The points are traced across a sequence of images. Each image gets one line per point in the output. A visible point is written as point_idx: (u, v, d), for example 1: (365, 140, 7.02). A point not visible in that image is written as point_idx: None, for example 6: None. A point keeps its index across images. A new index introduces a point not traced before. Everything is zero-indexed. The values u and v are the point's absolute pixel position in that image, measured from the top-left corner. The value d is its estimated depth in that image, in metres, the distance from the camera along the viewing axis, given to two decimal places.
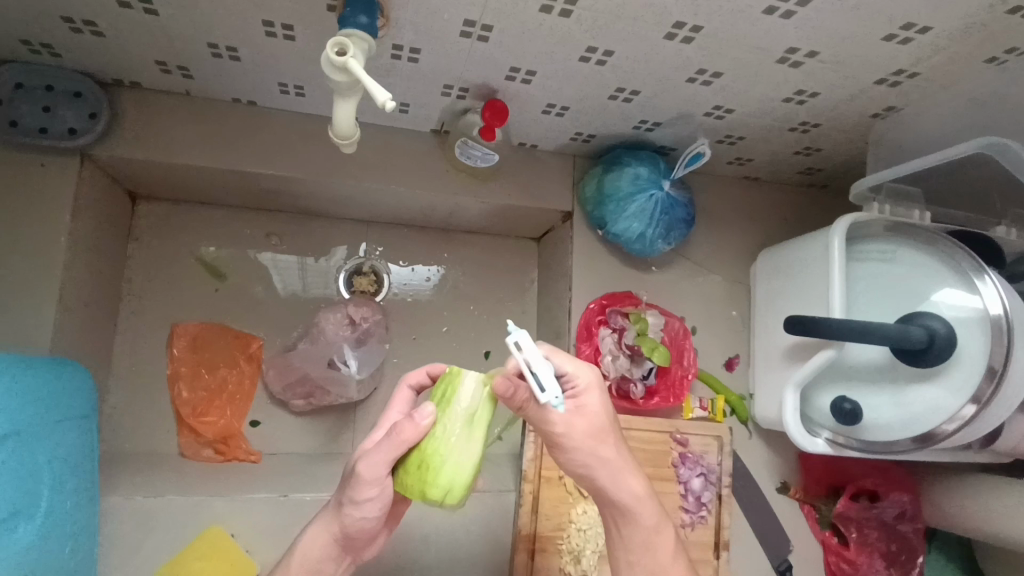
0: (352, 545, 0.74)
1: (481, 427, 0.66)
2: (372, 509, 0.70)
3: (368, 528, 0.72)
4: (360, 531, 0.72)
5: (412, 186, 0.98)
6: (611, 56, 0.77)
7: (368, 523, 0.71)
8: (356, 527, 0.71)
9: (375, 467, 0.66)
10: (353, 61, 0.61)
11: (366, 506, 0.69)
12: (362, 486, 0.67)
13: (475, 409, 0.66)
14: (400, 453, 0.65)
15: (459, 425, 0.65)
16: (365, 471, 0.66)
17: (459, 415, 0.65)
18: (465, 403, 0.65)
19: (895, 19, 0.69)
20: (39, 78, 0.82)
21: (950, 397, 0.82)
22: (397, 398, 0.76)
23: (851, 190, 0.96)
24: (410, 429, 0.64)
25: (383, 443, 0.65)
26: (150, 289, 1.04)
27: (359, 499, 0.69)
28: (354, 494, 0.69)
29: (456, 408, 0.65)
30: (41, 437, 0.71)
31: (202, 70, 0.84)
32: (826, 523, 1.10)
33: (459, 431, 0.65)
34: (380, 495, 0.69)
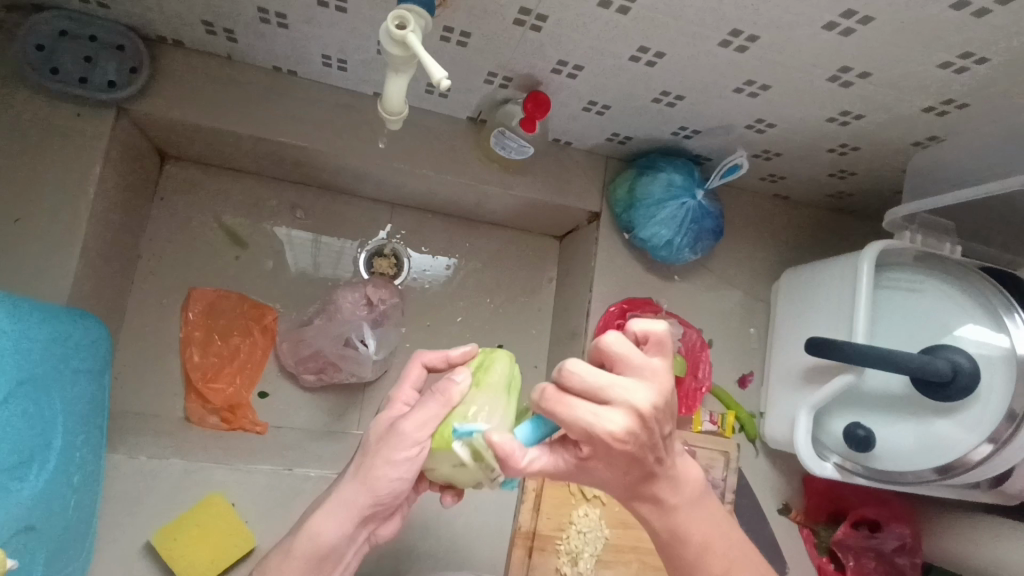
0: (372, 518, 0.66)
1: (514, 396, 0.66)
2: (409, 471, 0.61)
3: (398, 494, 0.63)
4: (390, 499, 0.63)
5: (444, 172, 0.97)
6: (661, 58, 0.77)
7: (400, 488, 0.62)
8: (385, 495, 0.62)
9: (422, 422, 0.59)
10: (412, 35, 0.61)
11: (401, 468, 0.60)
12: (402, 444, 0.59)
13: (508, 379, 0.67)
14: (445, 411, 0.60)
15: (498, 388, 0.65)
16: (410, 426, 0.59)
17: (499, 386, 0.65)
18: (503, 376, 0.66)
19: (954, 46, 0.68)
20: (82, 28, 0.81)
21: (968, 433, 0.82)
22: (409, 375, 0.68)
23: (885, 219, 0.96)
24: (454, 386, 0.61)
25: (428, 398, 0.60)
26: (170, 250, 1.03)
27: (396, 458, 0.60)
28: (392, 454, 0.60)
29: (494, 374, 0.65)
30: (56, 386, 0.71)
31: (248, 34, 0.83)
32: (823, 549, 1.09)
33: (498, 393, 0.64)
34: (419, 457, 0.60)
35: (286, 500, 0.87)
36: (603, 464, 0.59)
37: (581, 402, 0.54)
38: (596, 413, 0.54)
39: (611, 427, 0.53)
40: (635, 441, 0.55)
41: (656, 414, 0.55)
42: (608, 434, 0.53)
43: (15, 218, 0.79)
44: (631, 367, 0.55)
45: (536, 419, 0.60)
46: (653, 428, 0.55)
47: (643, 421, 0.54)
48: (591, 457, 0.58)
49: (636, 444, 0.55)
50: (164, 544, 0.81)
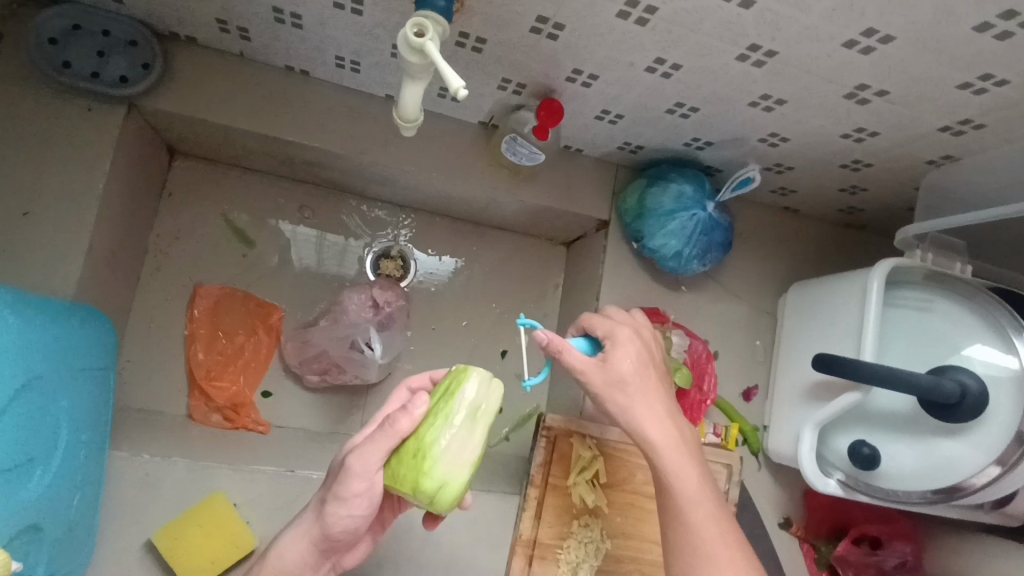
0: (334, 549, 0.73)
1: (484, 425, 0.64)
2: (359, 507, 0.67)
3: (353, 529, 0.69)
4: (343, 534, 0.70)
5: (454, 176, 0.97)
6: (677, 69, 0.76)
7: (353, 522, 0.69)
8: (339, 529, 0.69)
9: (367, 462, 0.63)
10: (430, 43, 0.60)
11: (352, 504, 0.66)
12: (351, 480, 0.65)
13: (480, 404, 0.64)
14: (394, 445, 0.63)
15: (464, 419, 0.63)
16: (356, 464, 0.64)
17: (461, 410, 0.63)
18: (468, 398, 0.64)
19: (974, 67, 0.68)
20: (95, 22, 0.81)
21: (975, 455, 0.81)
22: (395, 399, 0.76)
23: (896, 237, 0.95)
24: (405, 420, 0.63)
25: (377, 433, 0.63)
26: (177, 246, 1.03)
27: (346, 495, 0.66)
28: (342, 489, 0.66)
29: (459, 401, 0.64)
30: (61, 383, 0.70)
31: (262, 34, 0.83)
32: (823, 564, 1.09)
33: (462, 424, 0.63)
34: (369, 492, 0.66)
35: (287, 502, 0.86)
36: (627, 364, 0.73)
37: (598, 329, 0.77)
38: (609, 323, 0.77)
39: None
40: (616, 372, 0.73)
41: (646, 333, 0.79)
42: (585, 368, 0.73)
43: (24, 212, 0.78)
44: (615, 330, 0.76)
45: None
46: (647, 345, 0.77)
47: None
48: (620, 359, 0.74)
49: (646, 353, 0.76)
50: (167, 544, 0.81)
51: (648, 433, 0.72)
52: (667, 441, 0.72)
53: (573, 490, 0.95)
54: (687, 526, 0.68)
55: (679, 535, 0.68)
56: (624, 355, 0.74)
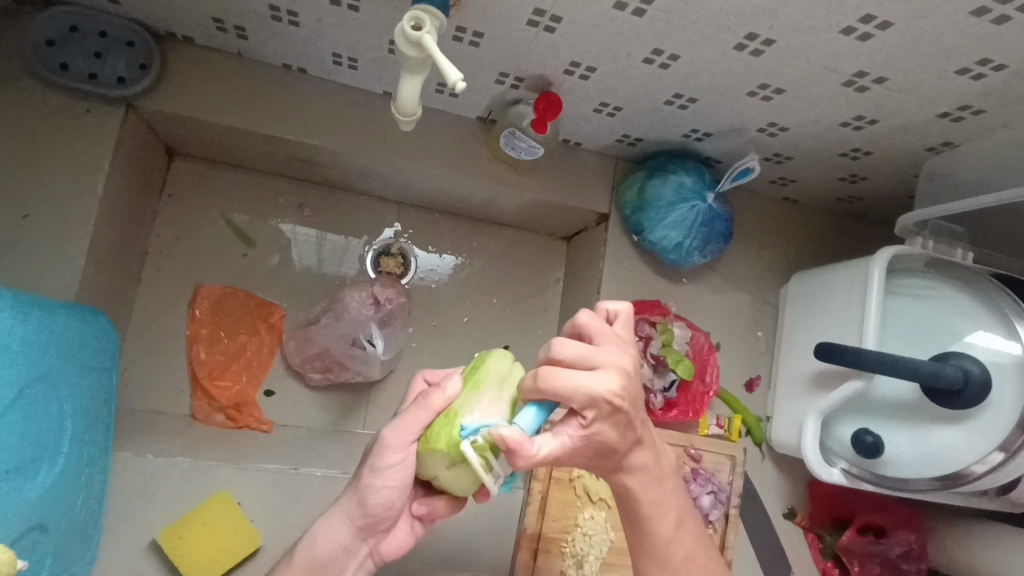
0: (372, 530, 0.69)
1: (515, 396, 0.63)
2: (397, 479, 0.65)
3: (391, 504, 0.66)
4: (380, 510, 0.66)
5: (453, 172, 0.97)
6: (675, 60, 0.76)
7: (391, 496, 0.66)
8: (375, 504, 0.66)
9: (403, 435, 0.62)
10: (427, 37, 0.60)
11: (387, 476, 0.64)
12: (387, 452, 0.63)
13: (509, 378, 0.64)
14: (429, 419, 0.62)
15: (495, 389, 0.62)
16: (392, 437, 0.62)
17: (490, 383, 0.62)
18: (494, 373, 0.64)
19: (973, 52, 0.68)
20: (92, 24, 0.80)
21: (977, 441, 0.81)
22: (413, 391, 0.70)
23: (896, 225, 0.96)
24: (438, 394, 0.62)
25: (411, 408, 0.63)
26: (177, 247, 1.03)
27: (382, 469, 0.64)
28: (378, 461, 0.64)
29: (487, 375, 0.63)
30: (64, 384, 0.71)
31: (258, 31, 0.82)
32: (828, 554, 1.10)
33: (494, 393, 0.62)
34: (407, 464, 0.64)
35: (292, 500, 0.86)
36: (608, 425, 0.59)
37: (573, 388, 0.55)
38: (586, 379, 0.55)
39: (608, 387, 0.56)
40: (606, 440, 0.60)
41: (631, 375, 0.58)
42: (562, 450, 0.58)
43: (23, 214, 0.78)
44: (597, 361, 0.57)
45: (535, 404, 0.57)
46: (633, 392, 0.58)
47: (628, 376, 0.58)
48: (600, 425, 0.58)
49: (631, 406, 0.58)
50: (170, 544, 0.81)
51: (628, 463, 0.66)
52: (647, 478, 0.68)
53: (578, 482, 0.96)
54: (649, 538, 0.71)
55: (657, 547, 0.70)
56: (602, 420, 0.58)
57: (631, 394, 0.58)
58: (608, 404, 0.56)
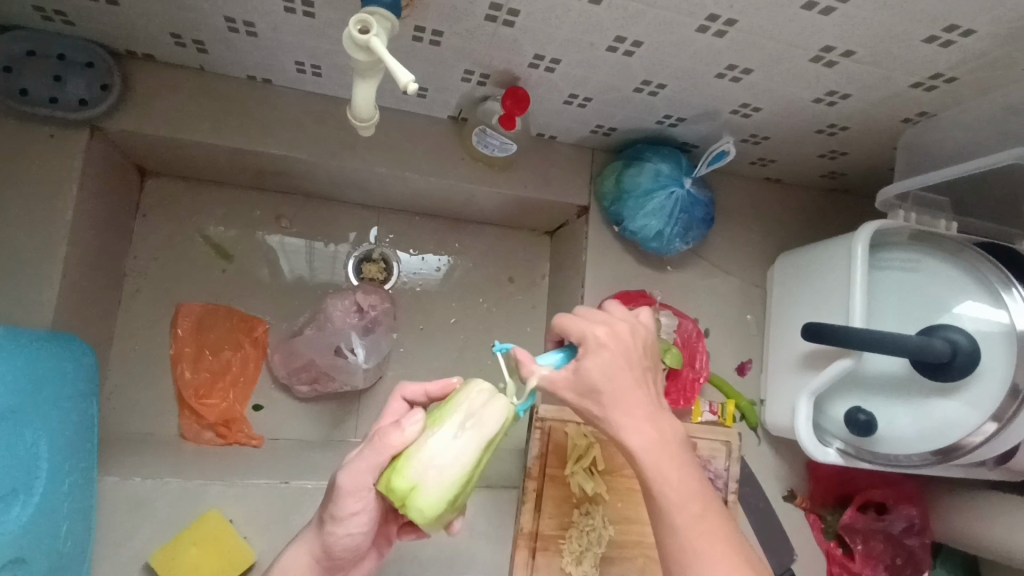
0: (340, 566, 0.72)
1: (473, 444, 0.62)
2: (358, 525, 0.68)
3: (353, 546, 0.70)
4: (345, 551, 0.70)
5: (427, 174, 0.96)
6: (639, 46, 0.75)
7: (351, 541, 0.69)
8: (339, 546, 0.69)
9: (361, 479, 0.64)
10: (375, 40, 0.59)
11: (348, 520, 0.67)
12: (345, 498, 0.66)
13: (481, 426, 0.63)
14: (382, 462, 0.63)
15: (460, 437, 0.62)
16: (348, 483, 0.64)
17: (448, 428, 0.62)
18: (456, 418, 0.63)
19: (939, 20, 0.66)
20: (49, 47, 0.80)
21: (969, 412, 0.81)
22: (391, 411, 0.72)
23: (877, 199, 0.94)
24: (396, 436, 0.62)
25: (367, 449, 0.63)
26: (155, 267, 1.03)
27: (343, 513, 0.67)
28: (337, 509, 0.67)
29: (451, 413, 0.63)
30: (41, 414, 0.70)
31: (217, 44, 0.81)
32: (831, 534, 1.08)
33: (451, 436, 0.62)
34: (364, 509, 0.68)
35: (284, 515, 0.86)
36: (591, 359, 0.68)
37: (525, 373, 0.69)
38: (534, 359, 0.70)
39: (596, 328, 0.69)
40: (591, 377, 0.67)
41: (622, 334, 0.70)
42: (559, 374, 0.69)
43: None
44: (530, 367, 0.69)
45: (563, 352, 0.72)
46: (619, 343, 0.69)
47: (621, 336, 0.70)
48: (587, 360, 0.68)
49: (619, 350, 0.69)
50: (163, 565, 0.81)
51: (630, 440, 0.66)
52: (648, 445, 0.66)
53: (571, 480, 0.94)
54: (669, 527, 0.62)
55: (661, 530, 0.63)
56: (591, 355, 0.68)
57: (625, 346, 0.69)
58: (594, 343, 0.69)
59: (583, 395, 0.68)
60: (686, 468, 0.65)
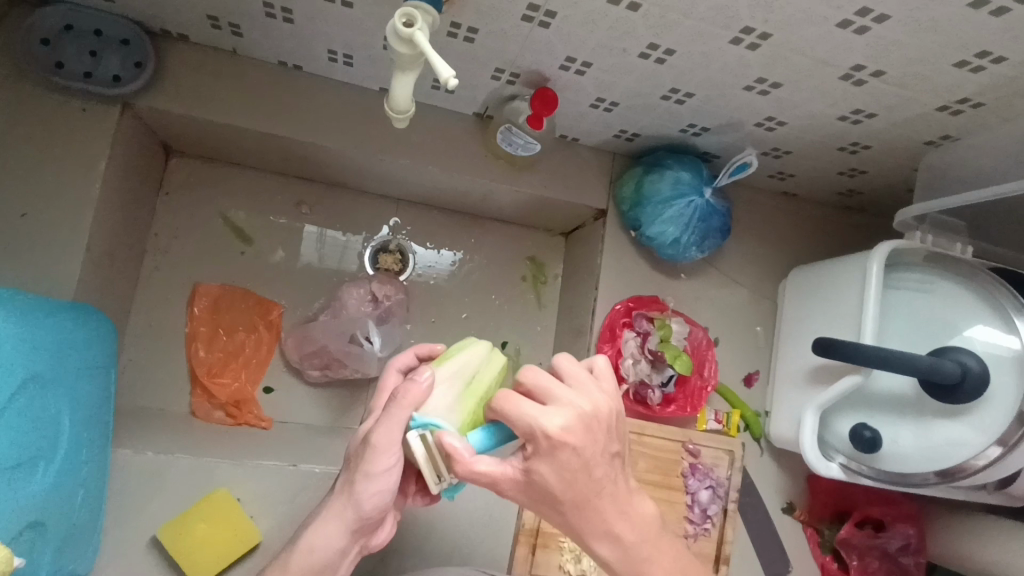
0: (365, 530, 0.69)
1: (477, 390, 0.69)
2: (389, 481, 0.66)
3: (384, 504, 0.67)
4: (373, 511, 0.67)
5: (450, 169, 0.97)
6: (671, 55, 0.76)
7: (383, 498, 0.66)
8: (371, 507, 0.66)
9: (392, 435, 0.63)
10: (418, 34, 0.60)
11: (380, 479, 0.65)
12: (378, 455, 0.64)
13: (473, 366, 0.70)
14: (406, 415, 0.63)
15: (460, 374, 0.68)
16: (381, 438, 0.63)
17: (457, 376, 0.68)
18: (464, 368, 0.69)
19: (971, 45, 0.67)
20: (87, 22, 0.80)
21: (973, 435, 0.81)
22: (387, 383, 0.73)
23: (895, 219, 0.95)
24: (415, 388, 0.63)
25: (391, 407, 0.63)
26: (175, 245, 1.03)
27: (376, 471, 0.65)
28: (370, 466, 0.64)
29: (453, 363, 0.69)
30: (63, 384, 0.71)
31: (253, 29, 0.82)
32: (827, 548, 1.09)
33: (454, 379, 0.67)
34: (397, 467, 0.65)
35: (292, 496, 0.87)
36: (547, 466, 0.63)
37: (521, 417, 0.62)
38: (537, 413, 0.62)
39: (553, 424, 0.61)
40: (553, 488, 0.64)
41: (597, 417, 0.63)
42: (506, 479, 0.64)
43: (21, 213, 0.78)
44: (554, 397, 0.63)
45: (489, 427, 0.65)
46: (587, 439, 0.63)
47: (584, 422, 0.62)
48: (540, 464, 0.63)
49: (580, 450, 0.63)
50: (171, 538, 0.82)
51: (614, 528, 0.69)
52: (636, 533, 0.70)
53: None
54: None
55: None
56: (545, 465, 0.63)
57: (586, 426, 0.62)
58: (550, 442, 0.61)
59: (541, 502, 0.67)
60: (666, 546, 0.72)
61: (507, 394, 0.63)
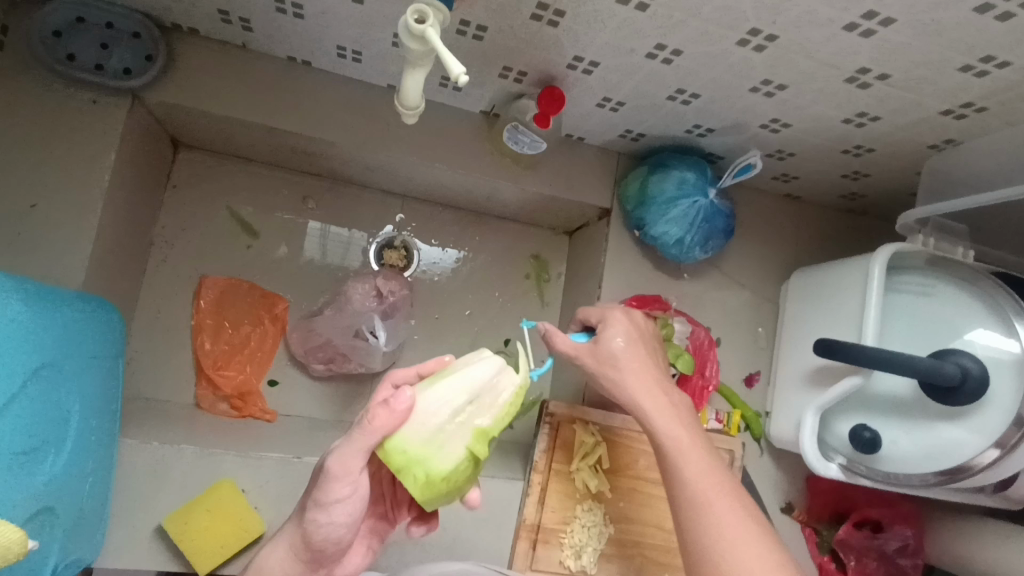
0: (323, 561, 0.70)
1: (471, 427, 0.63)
2: (341, 515, 0.65)
3: (338, 537, 0.67)
4: (329, 544, 0.68)
5: (456, 166, 0.97)
6: (678, 55, 0.76)
7: (336, 531, 0.67)
8: (323, 540, 0.67)
9: (348, 465, 0.61)
10: (430, 31, 0.61)
11: (333, 509, 0.65)
12: (334, 484, 0.63)
13: (467, 389, 0.63)
14: (377, 442, 0.60)
15: (452, 398, 0.62)
16: (337, 469, 0.62)
17: (447, 401, 0.62)
18: (456, 393, 0.62)
19: (976, 50, 0.68)
20: (98, 15, 0.81)
21: (971, 437, 0.82)
22: None
23: (898, 222, 0.95)
24: (388, 414, 0.59)
25: (354, 430, 0.60)
26: (182, 238, 1.04)
27: (330, 500, 0.64)
28: (323, 496, 0.64)
29: (445, 382, 0.63)
30: (71, 373, 0.72)
31: (264, 24, 0.83)
32: (825, 548, 1.10)
33: (447, 404, 0.62)
34: (350, 499, 0.65)
35: (295, 488, 0.88)
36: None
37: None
38: None
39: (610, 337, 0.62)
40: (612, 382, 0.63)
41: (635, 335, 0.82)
42: None
43: (30, 203, 0.79)
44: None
45: None
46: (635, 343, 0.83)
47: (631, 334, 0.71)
48: None
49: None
50: (175, 527, 0.82)
51: (657, 424, 0.75)
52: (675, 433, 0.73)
53: (576, 475, 0.97)
54: (704, 528, 0.65)
55: (692, 529, 0.65)
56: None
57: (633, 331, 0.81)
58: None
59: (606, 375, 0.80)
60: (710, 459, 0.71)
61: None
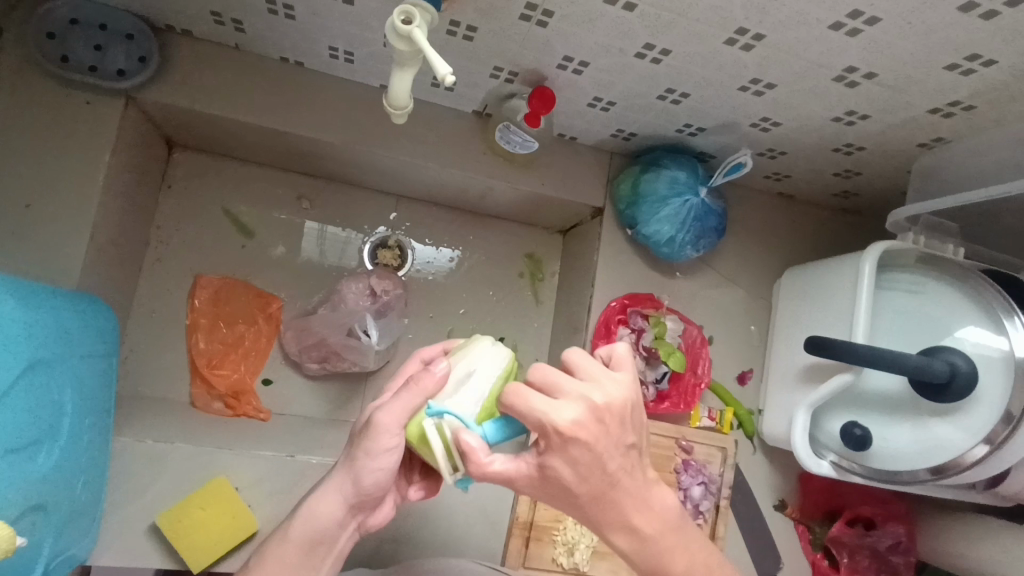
0: (365, 505, 0.69)
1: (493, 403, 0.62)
2: (389, 462, 0.65)
3: (384, 483, 0.67)
4: (374, 488, 0.67)
5: (449, 165, 0.98)
6: (667, 55, 0.77)
7: (383, 477, 0.66)
8: (370, 484, 0.66)
9: (395, 415, 0.62)
10: (418, 30, 0.61)
11: (382, 458, 0.65)
12: (380, 435, 0.63)
13: (488, 363, 0.64)
14: (418, 402, 0.62)
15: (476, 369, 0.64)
16: (385, 419, 0.62)
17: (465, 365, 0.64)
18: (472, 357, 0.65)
19: (961, 49, 0.68)
20: (93, 17, 0.82)
21: (960, 436, 0.82)
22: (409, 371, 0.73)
23: (888, 220, 0.96)
24: (427, 376, 0.62)
25: (403, 389, 0.62)
26: (177, 237, 1.05)
27: (377, 450, 0.64)
28: (371, 445, 0.64)
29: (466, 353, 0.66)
30: (64, 370, 0.72)
31: (256, 25, 0.83)
32: (817, 546, 1.10)
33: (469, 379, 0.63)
34: (398, 448, 0.65)
35: (289, 486, 0.88)
36: (561, 460, 0.55)
37: (531, 410, 0.54)
38: None
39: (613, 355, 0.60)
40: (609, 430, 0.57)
41: None
42: None
43: (25, 204, 0.80)
44: (563, 387, 0.55)
45: None
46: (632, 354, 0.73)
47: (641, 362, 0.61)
48: None
49: None
50: (169, 524, 0.83)
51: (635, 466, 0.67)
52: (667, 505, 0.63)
53: None
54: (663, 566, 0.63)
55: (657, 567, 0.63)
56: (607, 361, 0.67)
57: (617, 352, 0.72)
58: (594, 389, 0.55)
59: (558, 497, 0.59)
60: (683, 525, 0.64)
61: (516, 388, 0.55)
